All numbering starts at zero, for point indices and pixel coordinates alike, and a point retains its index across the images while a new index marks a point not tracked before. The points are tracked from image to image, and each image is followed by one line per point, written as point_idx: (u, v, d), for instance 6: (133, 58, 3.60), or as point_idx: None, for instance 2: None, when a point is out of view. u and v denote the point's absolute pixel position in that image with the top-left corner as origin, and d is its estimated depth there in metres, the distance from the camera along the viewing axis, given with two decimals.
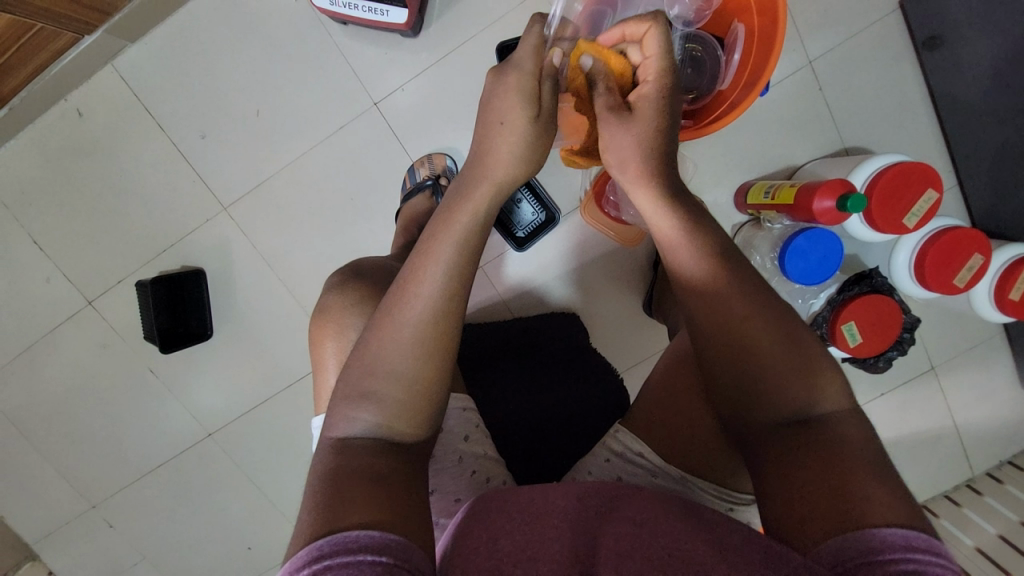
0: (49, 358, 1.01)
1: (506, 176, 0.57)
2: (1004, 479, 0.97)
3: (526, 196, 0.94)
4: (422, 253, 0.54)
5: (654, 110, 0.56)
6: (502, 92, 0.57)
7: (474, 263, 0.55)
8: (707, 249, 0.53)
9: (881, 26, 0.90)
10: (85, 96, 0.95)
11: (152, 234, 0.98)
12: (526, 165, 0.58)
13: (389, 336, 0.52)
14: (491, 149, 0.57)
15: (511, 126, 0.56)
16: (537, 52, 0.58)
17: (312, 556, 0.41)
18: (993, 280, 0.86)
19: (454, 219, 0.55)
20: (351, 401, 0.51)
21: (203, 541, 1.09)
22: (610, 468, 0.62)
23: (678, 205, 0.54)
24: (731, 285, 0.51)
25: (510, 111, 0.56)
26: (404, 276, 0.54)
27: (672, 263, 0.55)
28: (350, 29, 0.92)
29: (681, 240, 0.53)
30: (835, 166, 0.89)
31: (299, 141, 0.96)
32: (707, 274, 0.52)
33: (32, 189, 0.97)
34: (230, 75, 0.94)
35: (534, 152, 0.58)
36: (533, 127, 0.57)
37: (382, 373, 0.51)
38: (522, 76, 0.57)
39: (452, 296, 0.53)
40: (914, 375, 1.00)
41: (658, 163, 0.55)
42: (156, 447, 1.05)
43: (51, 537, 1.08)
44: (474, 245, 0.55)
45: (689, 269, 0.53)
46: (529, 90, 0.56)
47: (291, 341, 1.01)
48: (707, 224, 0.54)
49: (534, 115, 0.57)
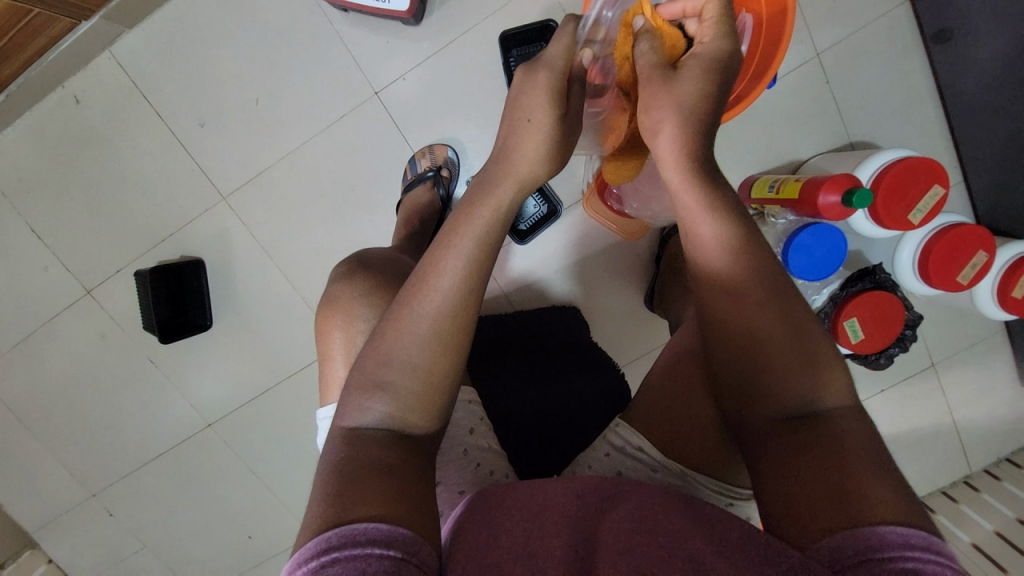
0: (48, 347, 1.01)
1: (530, 171, 0.57)
2: (1002, 476, 0.97)
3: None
4: (441, 246, 0.54)
5: (702, 69, 0.54)
6: (531, 87, 0.58)
7: (493, 258, 0.54)
8: (736, 240, 0.51)
9: (889, 19, 0.89)
10: (83, 83, 0.93)
11: (151, 223, 0.98)
12: (547, 159, 0.58)
13: (405, 328, 0.51)
14: (517, 144, 0.57)
15: (539, 124, 0.57)
16: (568, 54, 0.60)
17: (320, 547, 0.41)
18: (997, 277, 0.85)
19: (475, 210, 0.55)
20: (364, 391, 0.51)
21: (203, 529, 1.10)
22: (609, 463, 0.62)
23: (712, 187, 0.52)
24: (758, 284, 0.50)
25: (536, 109, 0.57)
26: (421, 267, 0.53)
27: (699, 263, 0.53)
28: (351, 17, 0.91)
29: (709, 228, 0.52)
30: (841, 159, 0.88)
31: (299, 130, 0.95)
32: (734, 267, 0.51)
33: (29, 177, 0.96)
34: (229, 63, 0.93)
35: (558, 149, 0.59)
36: (561, 124, 0.57)
37: (395, 365, 0.51)
38: (551, 72, 0.58)
39: (470, 291, 0.53)
40: (914, 372, 1.00)
41: (698, 129, 0.53)
42: (156, 436, 1.05)
43: (50, 525, 1.08)
44: (495, 241, 0.54)
45: (715, 266, 0.52)
46: (557, 91, 0.57)
47: (291, 332, 1.01)
48: (744, 223, 0.52)
49: (562, 111, 0.57)
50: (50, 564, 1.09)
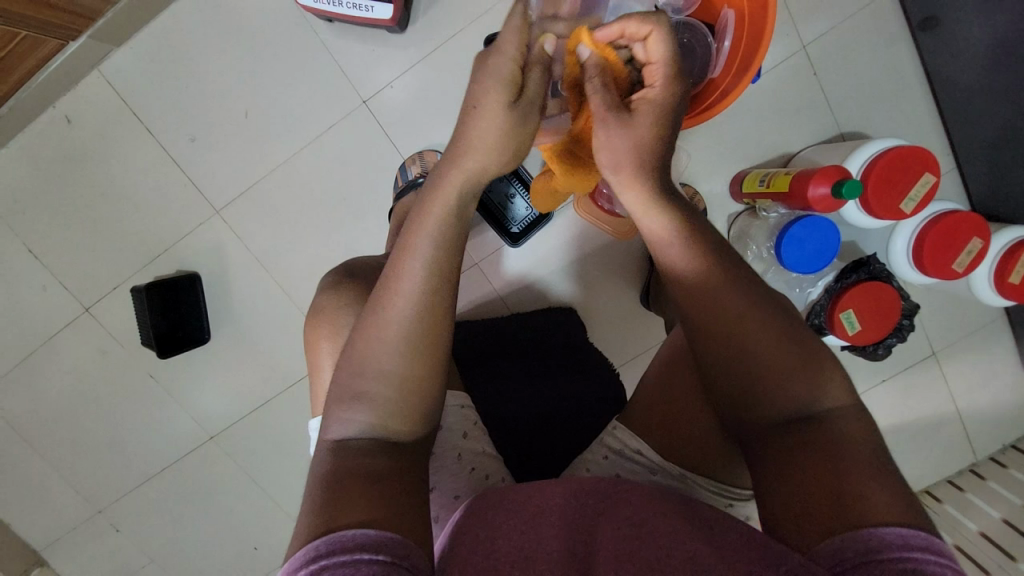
0: (49, 366, 1.02)
1: (481, 168, 0.54)
2: (1008, 463, 0.97)
3: (517, 186, 0.93)
4: (400, 249, 0.54)
5: (657, 115, 0.52)
6: (483, 73, 0.52)
7: (455, 257, 0.54)
8: (697, 241, 0.52)
9: (875, 9, 0.89)
10: (72, 103, 0.94)
11: (146, 239, 0.98)
12: (501, 156, 0.54)
13: (374, 335, 0.52)
14: (470, 134, 0.53)
15: (485, 117, 0.52)
16: (521, 32, 0.52)
17: (309, 556, 0.41)
18: (993, 262, 0.85)
19: (427, 212, 0.54)
20: (343, 402, 0.51)
21: (209, 541, 1.10)
22: (607, 466, 0.61)
23: (672, 204, 0.53)
24: (719, 272, 0.51)
25: (485, 97, 0.52)
26: (385, 274, 0.53)
27: (661, 259, 0.54)
28: (337, 27, 0.91)
29: (671, 243, 0.53)
30: (831, 152, 0.88)
31: (291, 141, 0.95)
32: (698, 267, 0.51)
33: (24, 198, 0.96)
34: (218, 77, 0.93)
35: (516, 142, 0.54)
36: (513, 115, 0.52)
37: (371, 374, 0.51)
38: (503, 58, 0.52)
39: (435, 293, 0.52)
40: (916, 361, 1.00)
41: (646, 161, 0.52)
42: (160, 450, 1.06)
43: (58, 543, 1.09)
44: (458, 238, 0.54)
45: (676, 264, 0.53)
46: (511, 80, 0.52)
47: (288, 343, 1.02)
48: (691, 215, 0.54)
49: (513, 101, 0.52)
50: None
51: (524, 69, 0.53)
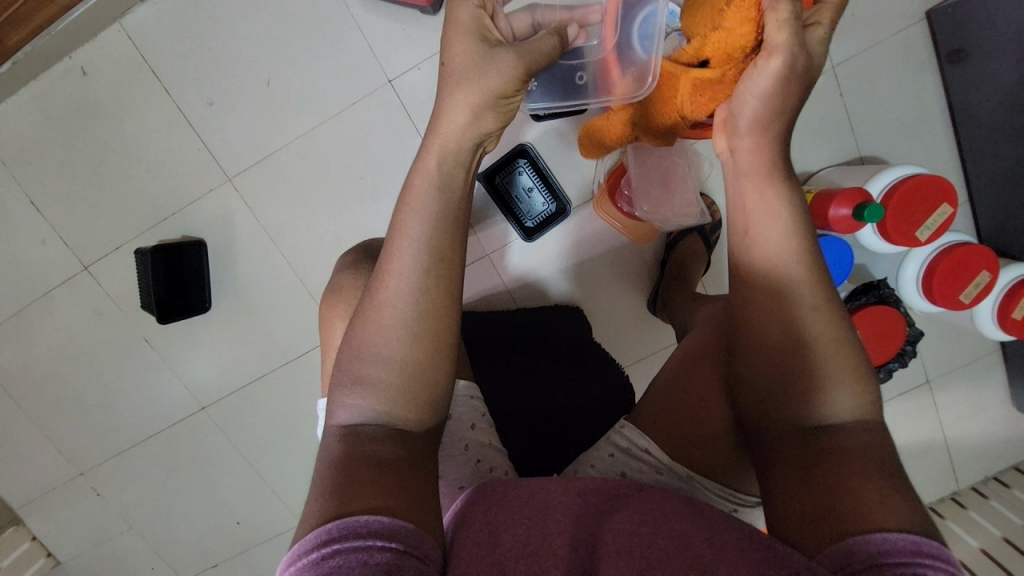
0: (41, 322, 0.99)
1: (455, 130, 0.53)
2: (990, 495, 0.98)
3: (526, 168, 0.93)
4: (396, 230, 0.52)
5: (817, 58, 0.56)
6: (449, 30, 0.56)
7: (454, 236, 0.53)
8: (782, 231, 0.51)
9: (905, 36, 0.89)
10: (89, 54, 0.92)
11: (154, 201, 0.96)
12: (472, 111, 0.53)
13: (376, 318, 0.51)
14: (443, 93, 0.54)
15: (454, 62, 0.55)
16: None
17: (320, 539, 0.41)
18: (998, 297, 0.87)
19: (415, 183, 0.53)
20: (345, 387, 0.51)
21: (191, 513, 1.08)
22: (613, 463, 0.62)
23: (769, 183, 0.53)
24: (784, 273, 0.50)
25: (451, 47, 0.56)
26: (383, 256, 0.53)
27: (754, 240, 0.52)
28: (369, 2, 0.90)
29: (765, 223, 0.52)
30: (852, 174, 0.89)
31: (310, 114, 0.93)
32: (775, 258, 0.51)
33: (30, 148, 0.94)
34: (240, 43, 0.91)
35: (487, 95, 0.53)
36: (476, 55, 0.54)
37: (371, 359, 0.50)
38: (466, 9, 0.56)
39: (430, 274, 0.51)
40: (910, 387, 1.01)
41: (783, 103, 0.54)
42: (149, 417, 1.04)
43: (35, 502, 1.06)
44: (453, 217, 0.53)
45: (761, 250, 0.52)
46: (478, 28, 0.56)
47: (290, 319, 1.00)
48: (789, 194, 0.53)
49: (477, 43, 0.55)
50: (34, 542, 1.08)
51: (488, 19, 0.57)
